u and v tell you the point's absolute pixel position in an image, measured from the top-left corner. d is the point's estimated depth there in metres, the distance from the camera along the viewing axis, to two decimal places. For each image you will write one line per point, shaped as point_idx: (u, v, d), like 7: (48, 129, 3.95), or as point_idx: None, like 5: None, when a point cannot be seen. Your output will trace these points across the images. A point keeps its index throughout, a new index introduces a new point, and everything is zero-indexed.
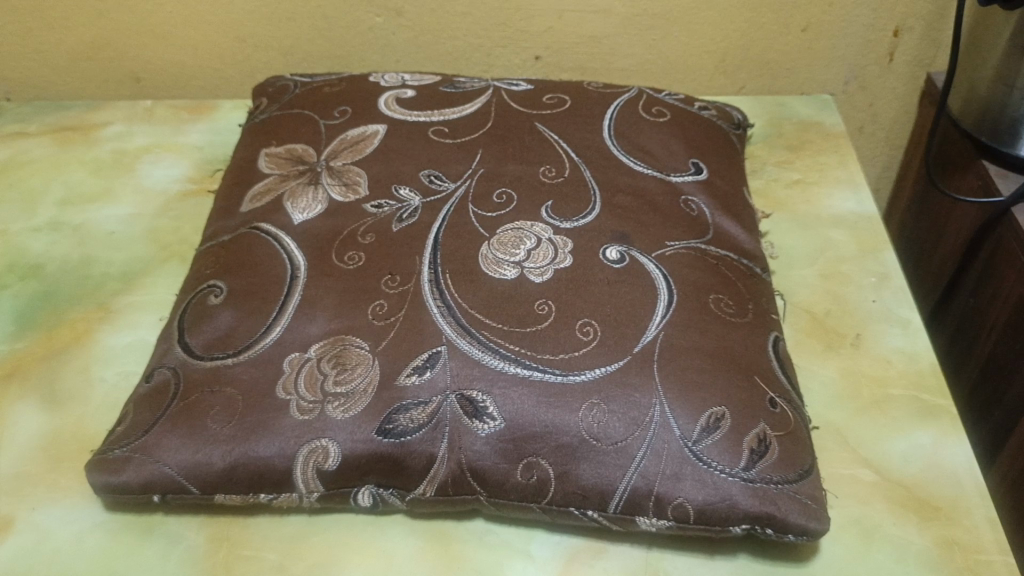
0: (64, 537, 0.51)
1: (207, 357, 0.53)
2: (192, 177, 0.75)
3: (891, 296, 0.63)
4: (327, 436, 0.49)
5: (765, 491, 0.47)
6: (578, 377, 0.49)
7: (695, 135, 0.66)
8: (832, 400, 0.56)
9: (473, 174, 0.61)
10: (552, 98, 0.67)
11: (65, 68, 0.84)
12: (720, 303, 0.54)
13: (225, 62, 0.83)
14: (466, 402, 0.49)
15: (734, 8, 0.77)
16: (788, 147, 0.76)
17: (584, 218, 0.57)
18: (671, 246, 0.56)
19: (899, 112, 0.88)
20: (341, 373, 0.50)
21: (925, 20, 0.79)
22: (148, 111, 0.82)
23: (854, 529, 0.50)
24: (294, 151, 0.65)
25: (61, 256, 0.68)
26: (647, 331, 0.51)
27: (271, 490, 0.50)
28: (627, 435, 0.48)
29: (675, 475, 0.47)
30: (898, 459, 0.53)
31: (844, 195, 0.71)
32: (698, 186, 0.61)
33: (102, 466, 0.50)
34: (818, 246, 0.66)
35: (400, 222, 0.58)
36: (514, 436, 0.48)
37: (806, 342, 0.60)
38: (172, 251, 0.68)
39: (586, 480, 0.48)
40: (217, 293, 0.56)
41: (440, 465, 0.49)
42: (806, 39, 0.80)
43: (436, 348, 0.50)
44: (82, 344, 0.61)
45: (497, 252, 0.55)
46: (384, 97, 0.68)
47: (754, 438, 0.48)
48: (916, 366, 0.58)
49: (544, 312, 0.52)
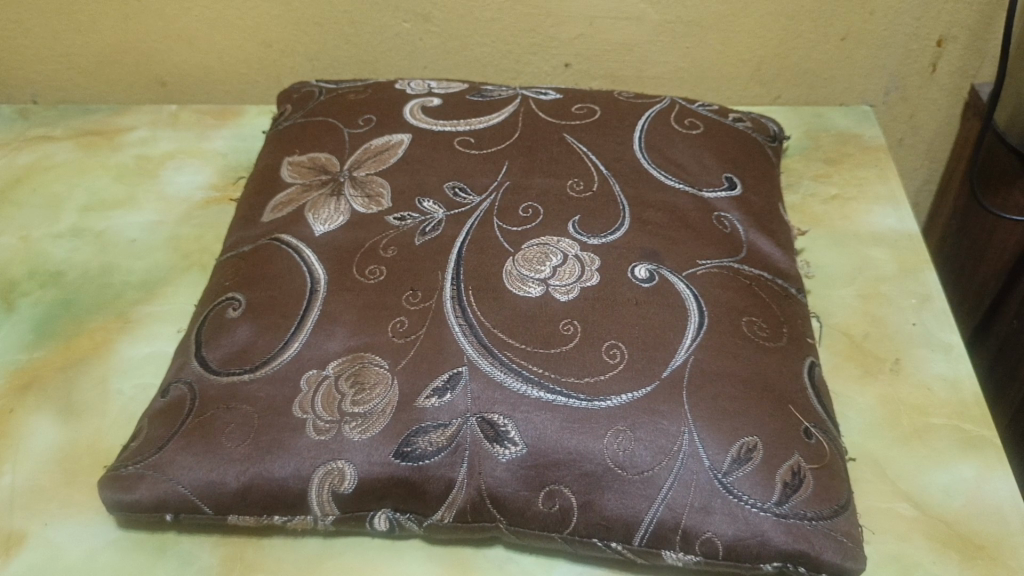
0: (76, 555, 0.50)
1: (224, 372, 0.51)
2: (215, 185, 0.74)
3: (932, 319, 0.60)
4: (344, 458, 0.48)
5: (798, 528, 0.45)
6: (604, 403, 0.47)
7: (729, 148, 0.63)
8: (869, 428, 0.54)
9: (499, 187, 0.59)
10: (582, 108, 0.66)
11: (92, 71, 0.84)
12: (754, 326, 0.52)
13: (251, 66, 0.82)
14: (487, 425, 0.47)
15: (770, 16, 0.75)
16: (825, 160, 0.73)
17: (612, 234, 0.56)
18: (702, 265, 0.54)
19: (941, 124, 0.85)
20: (359, 392, 0.49)
21: (971, 30, 0.76)
22: (174, 115, 0.81)
23: (892, 567, 0.47)
24: (317, 159, 0.64)
25: (82, 263, 0.67)
26: (677, 355, 0.49)
27: (286, 513, 0.49)
28: (655, 464, 0.46)
29: (704, 508, 0.45)
30: (939, 493, 0.50)
31: (884, 212, 0.68)
32: (732, 203, 0.59)
33: (115, 483, 0.49)
34: (856, 266, 0.64)
35: (423, 235, 0.56)
36: (536, 462, 0.46)
37: (843, 366, 0.57)
38: (194, 260, 0.67)
39: (610, 511, 0.46)
40: (235, 306, 0.55)
41: (459, 491, 0.47)
42: (845, 49, 0.78)
43: (458, 369, 0.49)
44: (100, 354, 0.60)
45: (522, 269, 0.53)
46: (410, 105, 0.67)
47: (788, 471, 0.46)
48: (958, 394, 0.55)
49: (569, 333, 0.50)
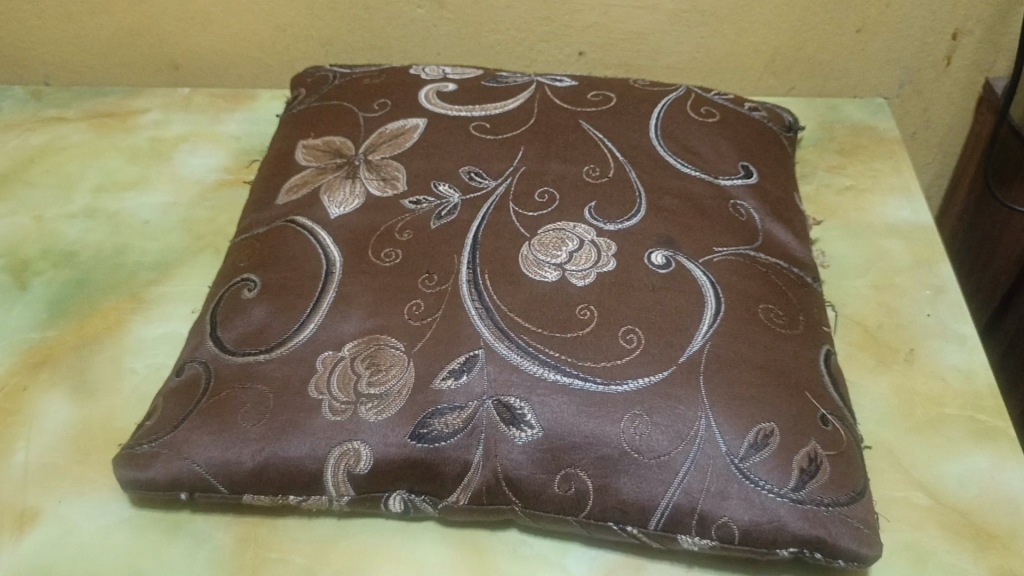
0: (90, 532, 0.50)
1: (239, 353, 0.51)
2: (228, 168, 0.74)
3: (947, 310, 0.60)
4: (359, 439, 0.48)
5: (815, 514, 0.45)
6: (620, 387, 0.47)
7: (744, 136, 0.63)
8: (884, 417, 0.54)
9: (515, 172, 0.59)
10: (597, 95, 0.65)
11: (105, 54, 0.84)
12: (770, 313, 0.52)
13: (265, 50, 0.82)
14: (504, 407, 0.47)
15: (786, 7, 0.75)
16: (840, 151, 0.73)
17: (628, 220, 0.55)
18: (719, 252, 0.54)
19: (954, 118, 0.85)
20: (375, 374, 0.49)
21: (986, 23, 0.76)
22: (186, 98, 0.81)
23: (906, 555, 0.47)
24: (331, 143, 0.64)
25: (95, 243, 0.67)
26: (694, 340, 0.49)
27: (301, 493, 0.49)
28: (671, 449, 0.46)
29: (721, 493, 0.45)
30: (953, 483, 0.50)
31: (898, 204, 0.68)
32: (747, 191, 0.59)
33: (130, 461, 0.49)
34: (870, 257, 0.64)
35: (438, 219, 0.56)
36: (552, 445, 0.46)
37: (857, 356, 0.57)
38: (207, 242, 0.67)
39: (626, 495, 0.46)
40: (250, 287, 0.55)
41: (475, 473, 0.47)
42: (860, 41, 0.77)
43: (474, 352, 0.49)
44: (114, 334, 0.60)
45: (538, 253, 0.53)
46: (425, 89, 0.67)
47: (805, 457, 0.46)
48: (973, 385, 0.55)
49: (586, 318, 0.50)
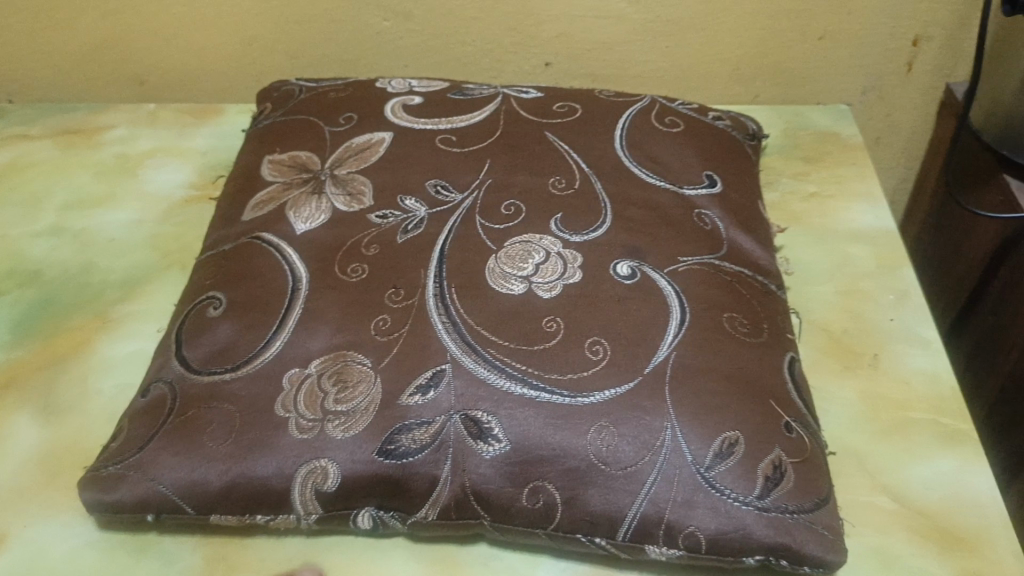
0: (57, 555, 0.49)
1: (204, 371, 0.51)
2: (195, 183, 0.74)
3: (910, 314, 0.61)
4: (326, 456, 0.47)
5: (781, 521, 0.45)
6: (587, 399, 0.47)
7: (708, 145, 0.64)
8: (850, 422, 0.54)
9: (481, 184, 0.59)
10: (563, 106, 0.66)
11: (69, 70, 0.83)
12: (735, 321, 0.52)
13: (231, 65, 0.82)
14: (471, 421, 0.47)
15: (749, 15, 0.75)
16: (804, 158, 0.74)
17: (594, 231, 0.56)
18: (684, 262, 0.55)
19: (917, 123, 0.86)
20: (342, 391, 0.49)
21: (946, 29, 0.77)
22: (153, 114, 0.81)
23: (873, 560, 0.48)
24: (298, 158, 0.63)
25: (61, 262, 0.66)
26: (659, 350, 0.49)
27: (269, 512, 0.48)
28: (638, 460, 0.46)
29: (687, 502, 0.45)
30: (919, 486, 0.51)
31: (862, 209, 0.69)
32: (712, 200, 0.60)
33: (95, 484, 0.49)
34: (835, 262, 0.65)
35: (405, 233, 0.56)
36: (520, 458, 0.47)
37: (823, 362, 0.58)
38: (173, 259, 0.67)
39: (594, 507, 0.46)
40: (216, 305, 0.54)
41: (443, 488, 0.47)
42: (823, 48, 0.78)
43: (441, 366, 0.49)
44: (80, 354, 0.60)
45: (505, 266, 0.53)
46: (391, 103, 0.67)
47: (769, 465, 0.46)
48: (937, 389, 0.56)
49: (552, 330, 0.50)
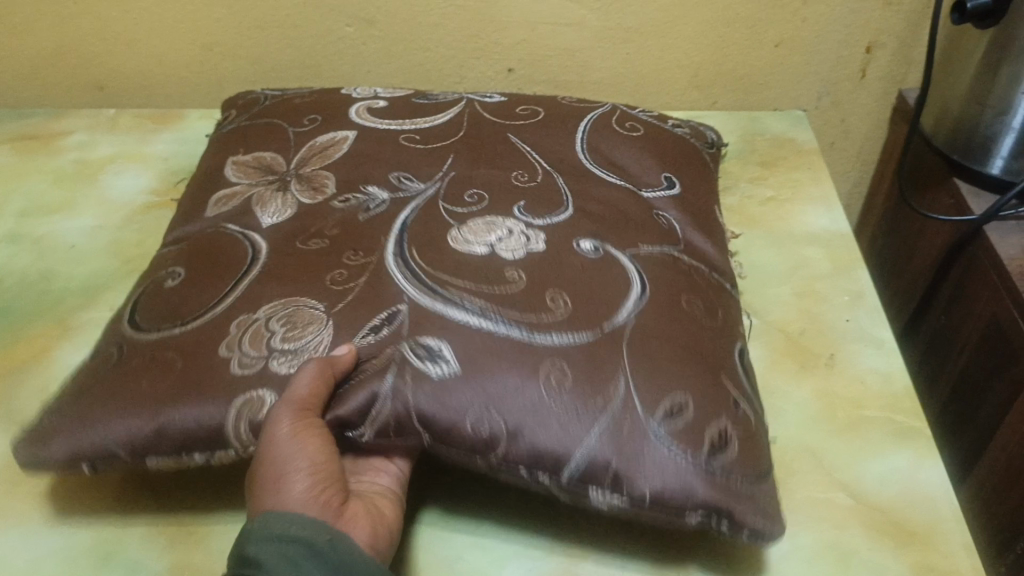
0: (17, 565, 0.49)
1: (154, 330, 0.51)
2: (156, 189, 0.74)
3: (865, 314, 0.62)
4: (266, 387, 0.47)
5: (723, 484, 0.45)
6: (542, 337, 0.47)
7: (668, 149, 0.65)
8: (808, 421, 0.56)
9: (444, 176, 0.60)
10: (525, 110, 0.67)
11: (27, 75, 0.82)
12: (692, 305, 0.53)
13: (192, 70, 0.81)
14: (420, 345, 0.47)
15: (707, 23, 0.77)
16: (760, 163, 0.76)
17: (558, 215, 0.56)
18: (645, 249, 0.55)
19: (871, 128, 0.88)
20: (291, 331, 0.49)
21: (898, 37, 0.79)
22: (113, 120, 0.81)
23: (830, 555, 0.48)
24: (262, 159, 0.63)
25: (19, 269, 0.66)
26: (620, 313, 0.50)
27: (206, 449, 0.47)
28: (588, 402, 0.45)
29: (635, 452, 0.45)
30: (874, 482, 0.52)
31: (817, 212, 0.71)
32: (670, 202, 0.61)
33: (32, 435, 0.48)
34: (792, 264, 0.66)
35: (367, 212, 0.57)
36: (468, 382, 0.45)
37: (781, 361, 0.59)
38: (134, 264, 0.67)
39: (540, 442, 0.44)
40: (173, 276, 0.55)
41: (383, 404, 0.46)
42: (779, 55, 0.80)
43: (396, 307, 0.49)
44: (40, 362, 0.59)
45: (467, 236, 0.54)
46: (355, 106, 0.67)
47: (716, 433, 0.46)
48: (891, 387, 0.57)
49: (511, 281, 0.50)
